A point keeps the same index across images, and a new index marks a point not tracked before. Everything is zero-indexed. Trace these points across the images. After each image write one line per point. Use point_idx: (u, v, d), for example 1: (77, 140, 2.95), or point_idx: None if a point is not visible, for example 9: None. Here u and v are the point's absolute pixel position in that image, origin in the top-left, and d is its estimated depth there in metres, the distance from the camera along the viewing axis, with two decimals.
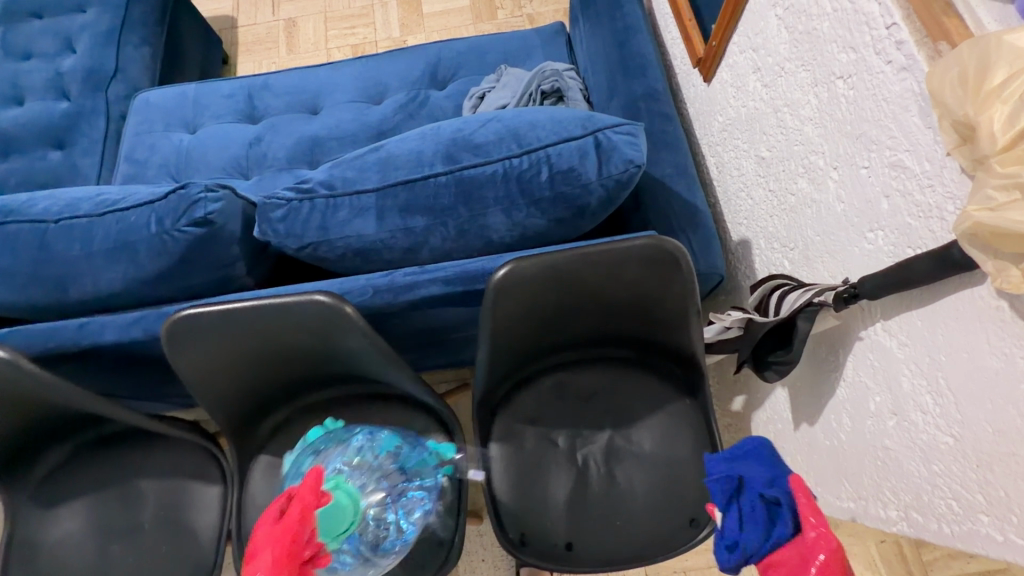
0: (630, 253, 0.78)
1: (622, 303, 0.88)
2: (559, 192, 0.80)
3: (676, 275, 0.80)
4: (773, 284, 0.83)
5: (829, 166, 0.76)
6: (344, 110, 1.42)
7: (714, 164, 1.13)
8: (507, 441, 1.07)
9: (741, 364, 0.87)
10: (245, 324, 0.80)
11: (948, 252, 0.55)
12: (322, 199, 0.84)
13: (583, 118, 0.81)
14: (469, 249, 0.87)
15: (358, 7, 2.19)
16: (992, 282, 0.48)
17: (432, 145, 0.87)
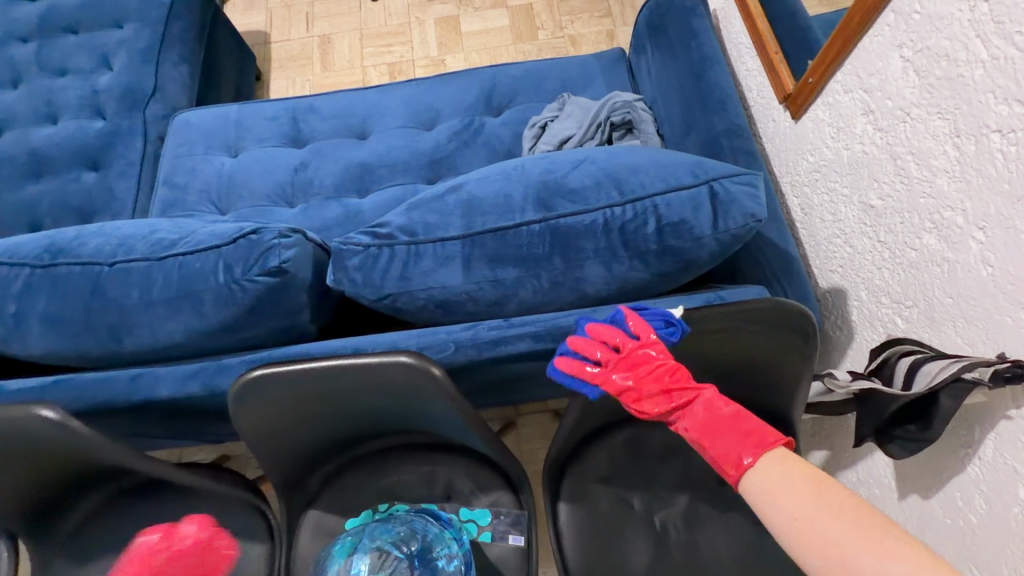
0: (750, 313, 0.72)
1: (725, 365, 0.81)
2: (667, 245, 0.74)
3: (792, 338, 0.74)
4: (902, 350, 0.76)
5: (971, 225, 0.69)
6: (395, 136, 1.36)
7: (799, 206, 1.06)
8: (579, 501, 0.99)
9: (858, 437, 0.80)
10: (318, 383, 0.72)
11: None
12: (404, 245, 0.77)
13: (692, 164, 0.75)
14: (559, 302, 0.80)
15: (395, 25, 2.14)
16: None
17: (520, 187, 0.81)
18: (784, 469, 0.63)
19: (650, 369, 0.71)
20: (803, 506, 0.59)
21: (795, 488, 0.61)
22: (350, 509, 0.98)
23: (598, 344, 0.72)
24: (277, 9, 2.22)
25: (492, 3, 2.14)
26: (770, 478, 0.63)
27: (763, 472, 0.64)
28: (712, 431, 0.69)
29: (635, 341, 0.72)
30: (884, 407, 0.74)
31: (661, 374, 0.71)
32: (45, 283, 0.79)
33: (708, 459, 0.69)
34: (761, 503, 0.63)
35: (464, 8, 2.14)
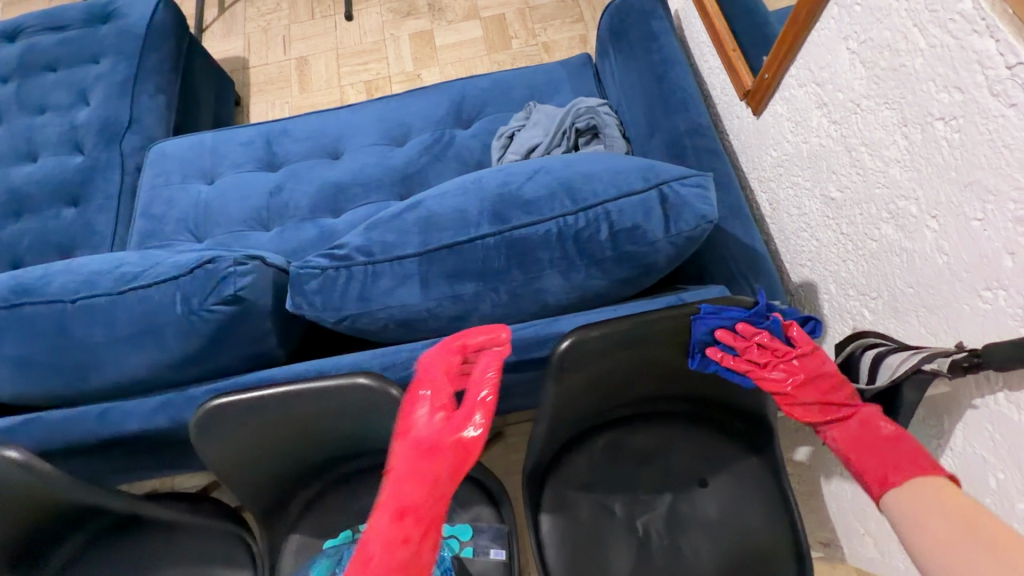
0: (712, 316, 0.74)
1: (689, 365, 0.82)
2: (623, 250, 0.73)
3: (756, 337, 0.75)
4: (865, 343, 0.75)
5: (925, 214, 0.68)
6: (368, 154, 1.37)
7: (768, 201, 1.06)
8: (559, 511, 0.99)
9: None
10: (281, 410, 0.73)
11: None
12: (362, 266, 0.77)
13: (643, 168, 0.75)
14: (520, 313, 0.80)
15: (370, 42, 2.17)
16: None
17: (476, 201, 0.81)
18: (935, 494, 0.61)
19: (790, 370, 0.72)
20: (943, 527, 0.59)
21: (940, 515, 0.59)
22: (332, 530, 0.98)
23: (749, 337, 0.73)
24: (255, 34, 2.24)
25: (465, 15, 2.16)
26: (912, 502, 0.61)
27: (911, 492, 0.62)
28: (862, 444, 0.68)
29: (801, 348, 0.72)
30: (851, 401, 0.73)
31: (807, 380, 0.72)
32: (11, 324, 0.79)
33: (853, 472, 0.68)
34: (901, 521, 0.62)
35: (437, 22, 2.16)
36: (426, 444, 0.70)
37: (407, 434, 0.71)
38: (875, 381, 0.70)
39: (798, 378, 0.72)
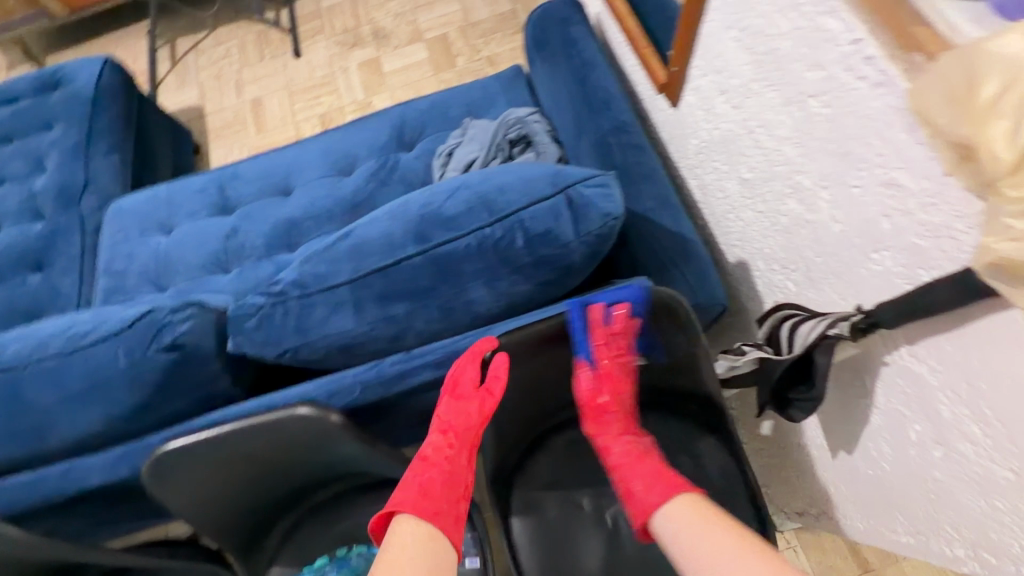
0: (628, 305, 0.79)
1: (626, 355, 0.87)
2: (540, 255, 0.77)
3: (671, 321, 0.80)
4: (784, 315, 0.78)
5: (817, 186, 0.71)
6: (317, 187, 1.40)
7: (697, 187, 1.08)
8: (529, 511, 1.01)
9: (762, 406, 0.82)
10: (232, 446, 0.76)
11: (968, 278, 0.49)
12: (296, 299, 0.80)
13: (551, 174, 0.78)
14: (455, 326, 0.83)
15: (320, 76, 2.21)
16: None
17: (401, 224, 0.84)
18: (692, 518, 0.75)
19: (611, 369, 0.85)
20: (700, 544, 0.72)
21: (706, 531, 0.73)
22: (309, 561, 0.99)
23: (600, 333, 0.81)
24: (208, 81, 2.29)
25: (409, 39, 2.21)
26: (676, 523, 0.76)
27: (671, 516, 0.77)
28: (641, 454, 0.85)
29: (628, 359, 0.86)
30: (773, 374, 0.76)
31: (614, 385, 0.87)
32: None
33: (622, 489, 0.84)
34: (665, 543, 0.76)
35: (383, 49, 2.21)
36: (460, 412, 0.80)
37: (442, 404, 0.81)
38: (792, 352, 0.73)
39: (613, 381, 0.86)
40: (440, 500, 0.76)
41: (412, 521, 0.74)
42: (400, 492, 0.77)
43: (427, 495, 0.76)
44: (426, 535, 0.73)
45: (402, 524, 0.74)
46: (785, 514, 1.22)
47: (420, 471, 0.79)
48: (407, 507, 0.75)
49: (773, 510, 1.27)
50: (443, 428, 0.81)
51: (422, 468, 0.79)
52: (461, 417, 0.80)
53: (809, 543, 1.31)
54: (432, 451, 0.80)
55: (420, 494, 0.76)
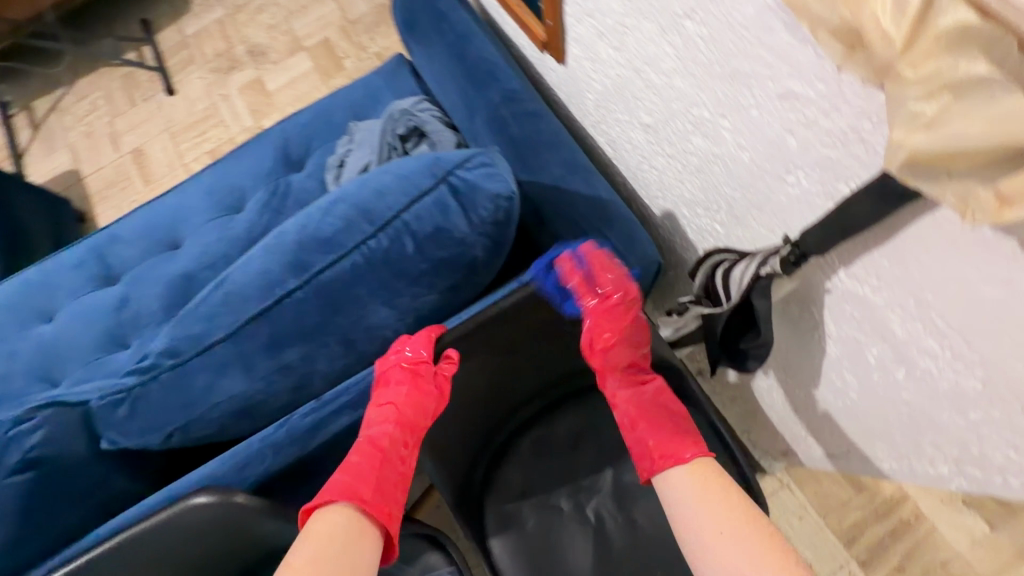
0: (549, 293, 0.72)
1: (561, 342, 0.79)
2: (435, 258, 0.67)
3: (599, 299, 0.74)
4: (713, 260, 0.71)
5: (715, 116, 0.64)
6: (208, 232, 1.25)
7: (606, 143, 1.00)
8: (506, 529, 0.93)
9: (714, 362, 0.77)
10: (127, 564, 0.63)
11: (888, 182, 0.44)
12: (169, 371, 0.68)
13: (428, 164, 0.68)
14: (366, 357, 0.73)
15: (201, 111, 2.03)
16: (960, 217, 0.36)
17: (277, 256, 0.72)
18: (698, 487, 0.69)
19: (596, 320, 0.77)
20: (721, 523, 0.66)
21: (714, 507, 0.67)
22: None
23: (593, 285, 0.77)
24: (77, 140, 2.06)
25: (289, 51, 2.04)
26: (685, 491, 0.69)
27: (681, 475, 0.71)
28: (643, 409, 0.77)
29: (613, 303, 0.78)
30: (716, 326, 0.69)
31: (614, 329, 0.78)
32: None
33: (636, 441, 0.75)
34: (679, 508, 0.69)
35: (263, 67, 2.04)
36: (422, 407, 0.72)
37: (400, 391, 0.70)
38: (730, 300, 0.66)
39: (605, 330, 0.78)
40: (386, 490, 0.69)
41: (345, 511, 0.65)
42: (347, 482, 0.67)
43: (381, 490, 0.68)
44: (364, 532, 0.65)
45: (335, 515, 0.64)
46: (771, 455, 1.18)
47: (369, 464, 0.69)
48: (366, 503, 0.66)
49: (759, 455, 1.23)
50: (402, 418, 0.72)
51: (376, 462, 0.69)
52: (421, 413, 0.73)
53: (801, 476, 1.32)
54: (387, 442, 0.71)
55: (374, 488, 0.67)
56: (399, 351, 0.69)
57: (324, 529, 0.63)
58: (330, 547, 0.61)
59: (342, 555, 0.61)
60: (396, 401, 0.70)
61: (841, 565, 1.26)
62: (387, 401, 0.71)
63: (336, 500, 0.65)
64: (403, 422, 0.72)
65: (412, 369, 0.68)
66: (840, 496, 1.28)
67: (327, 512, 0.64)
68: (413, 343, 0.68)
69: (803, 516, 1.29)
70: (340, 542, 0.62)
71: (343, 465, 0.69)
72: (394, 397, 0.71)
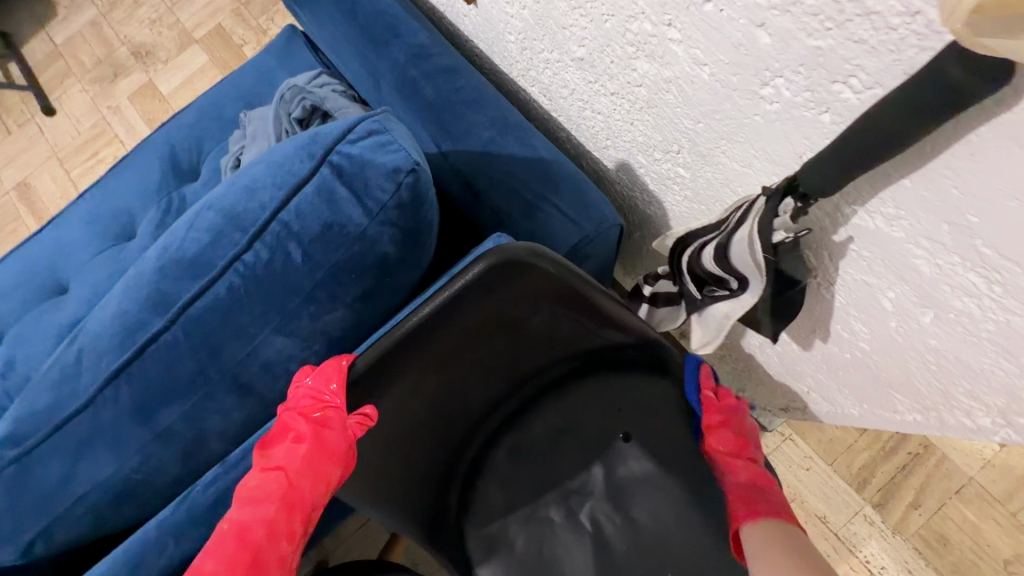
0: (491, 290, 0.53)
1: (517, 343, 0.63)
2: (334, 264, 0.52)
3: (556, 288, 0.56)
4: (697, 248, 0.59)
5: (661, 26, 0.50)
6: (95, 268, 1.06)
7: (540, 93, 0.85)
8: (495, 555, 0.81)
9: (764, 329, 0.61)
10: None
11: (939, 78, 0.31)
12: (11, 465, 0.53)
13: (304, 143, 0.52)
14: (272, 400, 0.58)
15: (88, 128, 1.77)
16: None
17: (134, 293, 0.56)
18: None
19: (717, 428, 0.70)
20: None
21: None
22: None
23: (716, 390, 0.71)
24: None
25: (179, 45, 1.79)
26: None
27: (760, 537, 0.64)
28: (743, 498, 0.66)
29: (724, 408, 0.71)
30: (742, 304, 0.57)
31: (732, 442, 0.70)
32: None
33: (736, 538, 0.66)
34: None
35: (153, 67, 1.78)
36: (322, 478, 0.51)
37: (297, 451, 0.50)
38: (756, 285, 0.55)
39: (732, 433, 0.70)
40: None
41: None
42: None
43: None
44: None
45: None
46: (771, 413, 1.08)
47: (229, 571, 0.46)
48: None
49: (758, 413, 1.14)
50: (290, 496, 0.50)
51: (239, 567, 0.46)
52: (318, 488, 0.51)
53: (802, 427, 1.22)
54: (264, 535, 0.48)
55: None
56: (300, 385, 0.51)
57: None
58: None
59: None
60: (286, 464, 0.50)
61: (856, 512, 1.17)
62: (276, 466, 0.51)
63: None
64: (291, 502, 0.50)
65: (313, 416, 0.50)
66: (846, 440, 1.20)
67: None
68: (317, 374, 0.51)
69: (810, 467, 1.20)
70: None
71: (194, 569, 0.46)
72: (286, 460, 0.51)
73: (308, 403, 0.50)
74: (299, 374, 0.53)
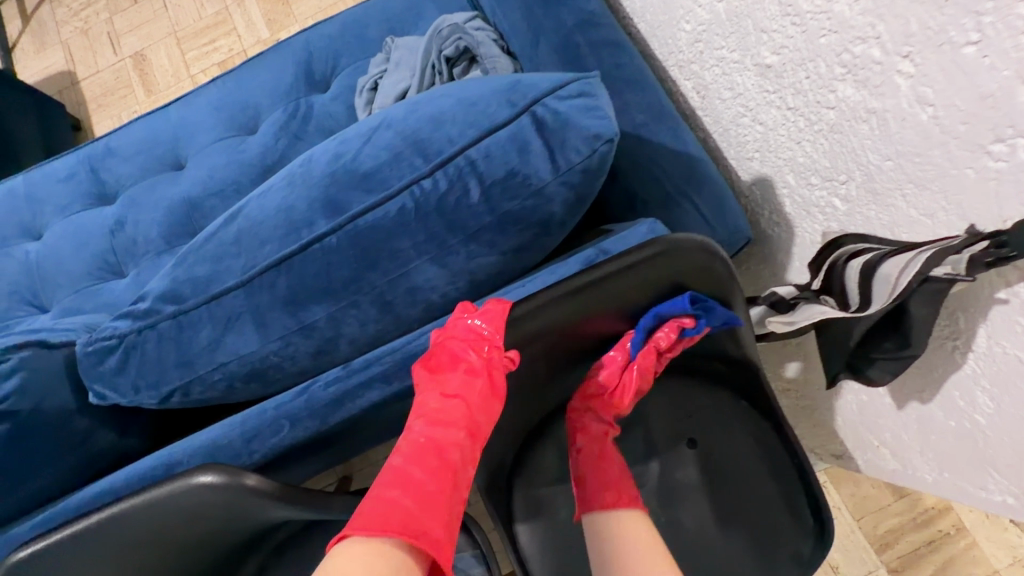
0: (661, 275, 0.56)
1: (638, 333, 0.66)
2: (503, 211, 0.53)
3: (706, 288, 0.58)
4: (850, 252, 0.58)
5: (893, 55, 0.49)
6: (215, 153, 1.10)
7: (694, 88, 0.84)
8: (536, 517, 0.84)
9: (835, 376, 0.65)
10: (114, 542, 0.54)
11: None
12: (169, 320, 0.56)
13: (505, 88, 0.53)
14: (403, 323, 0.60)
15: (211, 15, 1.80)
16: None
17: (304, 190, 0.58)
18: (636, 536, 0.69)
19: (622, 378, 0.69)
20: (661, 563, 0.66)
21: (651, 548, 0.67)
22: None
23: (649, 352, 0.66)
24: (74, 38, 1.85)
25: None
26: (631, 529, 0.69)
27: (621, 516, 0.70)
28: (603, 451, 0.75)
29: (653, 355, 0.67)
30: (850, 334, 0.58)
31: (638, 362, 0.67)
32: None
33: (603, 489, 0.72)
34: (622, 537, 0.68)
35: None
36: (492, 410, 0.58)
37: (476, 383, 0.55)
38: (873, 309, 0.54)
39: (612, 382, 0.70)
40: (441, 514, 0.51)
41: (373, 544, 0.48)
42: (408, 507, 0.50)
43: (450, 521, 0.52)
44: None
45: (378, 547, 0.48)
46: (817, 455, 1.09)
47: (434, 484, 0.52)
48: (436, 544, 0.49)
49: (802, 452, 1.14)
50: (472, 423, 0.56)
51: (445, 484, 0.53)
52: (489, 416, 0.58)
53: (838, 477, 1.22)
54: (458, 457, 0.55)
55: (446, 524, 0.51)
56: (463, 319, 0.55)
57: (359, 561, 0.46)
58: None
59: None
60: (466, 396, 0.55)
61: (869, 570, 1.17)
62: (454, 395, 0.56)
63: (387, 532, 0.48)
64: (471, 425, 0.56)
65: (483, 353, 0.54)
66: (878, 501, 1.20)
67: (363, 538, 0.48)
68: (482, 314, 0.55)
69: (836, 516, 1.21)
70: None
71: (396, 477, 0.52)
72: (463, 390, 0.56)
73: (471, 340, 0.54)
74: (458, 310, 0.57)
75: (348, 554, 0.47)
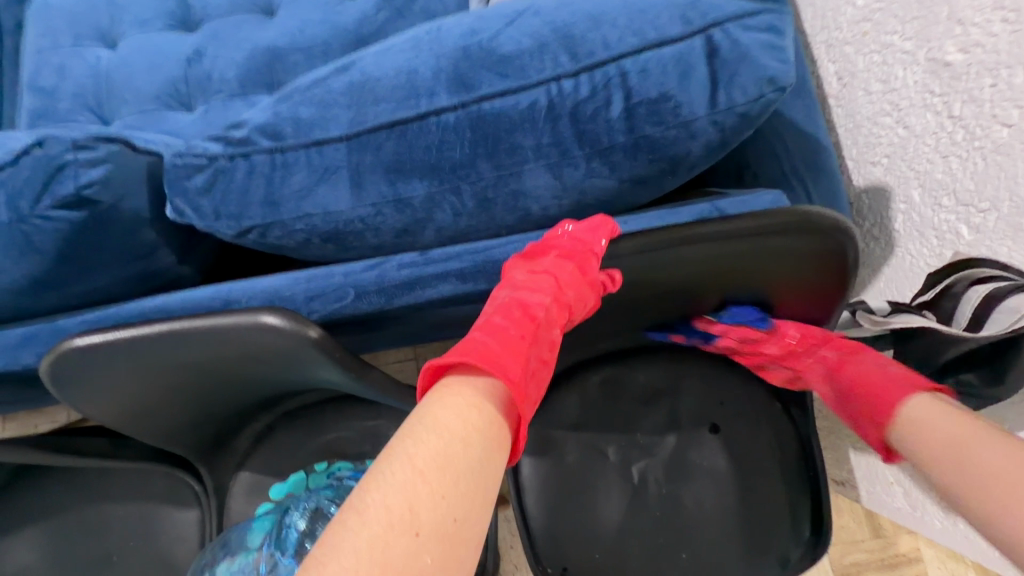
0: (788, 248, 0.53)
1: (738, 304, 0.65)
2: (640, 135, 0.50)
3: (824, 271, 0.56)
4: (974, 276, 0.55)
5: None
6: (309, 8, 1.04)
7: (837, 72, 0.78)
8: (545, 454, 0.84)
9: None
10: (170, 353, 0.55)
11: None
12: (265, 155, 0.54)
13: (680, 3, 0.49)
14: (493, 227, 0.58)
15: None
16: None
17: (429, 54, 0.54)
18: (931, 414, 0.52)
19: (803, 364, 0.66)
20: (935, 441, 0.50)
21: (943, 430, 0.50)
22: (283, 469, 0.83)
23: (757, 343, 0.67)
24: None
25: None
26: (913, 418, 0.53)
27: (909, 420, 0.53)
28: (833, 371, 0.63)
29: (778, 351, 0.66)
30: (941, 354, 0.58)
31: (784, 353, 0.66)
32: None
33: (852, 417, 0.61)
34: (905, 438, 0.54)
35: None
36: (582, 297, 0.54)
37: (569, 265, 0.52)
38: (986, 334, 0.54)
39: (761, 352, 0.67)
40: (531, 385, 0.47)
41: (474, 392, 0.43)
42: (487, 349, 0.45)
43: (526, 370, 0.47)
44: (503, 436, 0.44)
45: (474, 398, 0.43)
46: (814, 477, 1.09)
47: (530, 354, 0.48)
48: (514, 382, 0.44)
49: None
50: (560, 296, 0.52)
51: (526, 334, 0.48)
52: (577, 298, 0.54)
53: None
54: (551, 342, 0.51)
55: (521, 368, 0.45)
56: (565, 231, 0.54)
57: (452, 410, 0.42)
58: (405, 496, 0.37)
59: (417, 505, 0.37)
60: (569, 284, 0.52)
61: None
62: (564, 284, 0.52)
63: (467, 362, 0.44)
64: (560, 303, 0.53)
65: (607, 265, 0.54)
66: None
67: (460, 376, 0.45)
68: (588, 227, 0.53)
69: None
70: (444, 460, 0.40)
71: (481, 324, 0.48)
72: (572, 286, 0.53)
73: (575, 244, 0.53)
74: (560, 226, 0.54)
75: (439, 395, 0.43)
